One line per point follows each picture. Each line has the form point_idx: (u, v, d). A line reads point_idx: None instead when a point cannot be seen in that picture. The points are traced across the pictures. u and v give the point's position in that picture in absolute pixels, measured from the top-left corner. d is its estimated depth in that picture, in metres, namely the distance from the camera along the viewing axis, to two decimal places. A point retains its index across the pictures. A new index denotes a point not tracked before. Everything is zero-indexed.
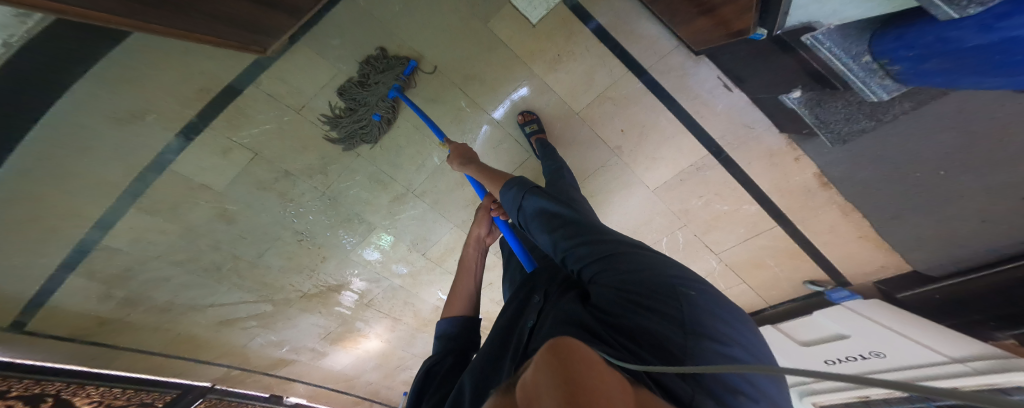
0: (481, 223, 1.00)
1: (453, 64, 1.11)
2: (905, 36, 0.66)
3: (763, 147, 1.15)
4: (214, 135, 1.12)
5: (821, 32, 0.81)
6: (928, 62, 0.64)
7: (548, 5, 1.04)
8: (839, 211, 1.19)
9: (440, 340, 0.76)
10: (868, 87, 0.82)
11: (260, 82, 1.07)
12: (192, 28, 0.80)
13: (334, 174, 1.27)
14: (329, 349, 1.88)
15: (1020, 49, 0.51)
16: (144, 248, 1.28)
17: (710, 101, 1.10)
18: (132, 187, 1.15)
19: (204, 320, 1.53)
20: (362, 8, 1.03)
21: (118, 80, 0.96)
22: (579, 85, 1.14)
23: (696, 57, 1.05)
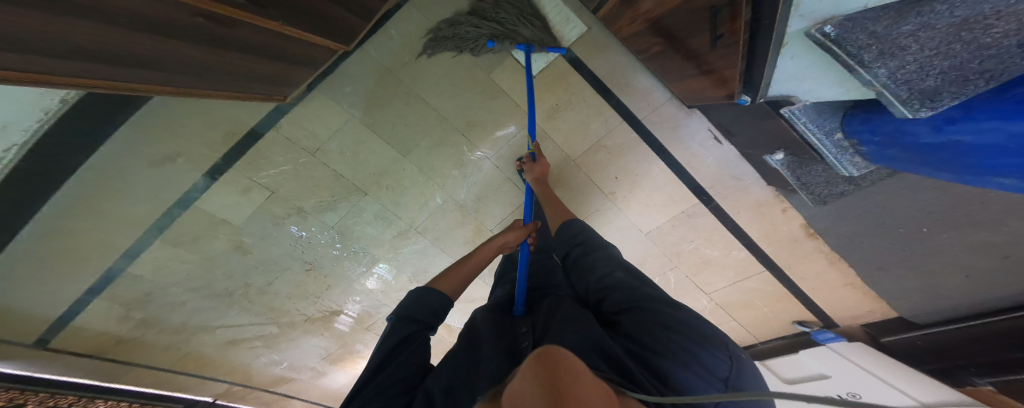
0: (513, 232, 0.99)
1: (456, 111, 1.17)
2: (871, 120, 0.67)
3: (751, 198, 1.17)
4: (236, 175, 1.19)
5: (797, 107, 0.80)
6: (890, 149, 0.66)
7: (548, 58, 1.11)
8: (826, 261, 1.20)
9: (410, 301, 0.77)
10: (840, 162, 0.84)
11: (280, 126, 1.13)
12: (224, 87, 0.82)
13: (343, 211, 1.32)
14: (330, 368, 1.93)
15: (968, 153, 0.51)
16: (165, 276, 1.34)
17: (700, 153, 1.14)
18: (159, 221, 1.22)
19: (213, 340, 1.58)
20: (375, 61, 1.09)
21: (155, 126, 1.03)
22: (576, 132, 1.18)
23: (688, 109, 1.10)
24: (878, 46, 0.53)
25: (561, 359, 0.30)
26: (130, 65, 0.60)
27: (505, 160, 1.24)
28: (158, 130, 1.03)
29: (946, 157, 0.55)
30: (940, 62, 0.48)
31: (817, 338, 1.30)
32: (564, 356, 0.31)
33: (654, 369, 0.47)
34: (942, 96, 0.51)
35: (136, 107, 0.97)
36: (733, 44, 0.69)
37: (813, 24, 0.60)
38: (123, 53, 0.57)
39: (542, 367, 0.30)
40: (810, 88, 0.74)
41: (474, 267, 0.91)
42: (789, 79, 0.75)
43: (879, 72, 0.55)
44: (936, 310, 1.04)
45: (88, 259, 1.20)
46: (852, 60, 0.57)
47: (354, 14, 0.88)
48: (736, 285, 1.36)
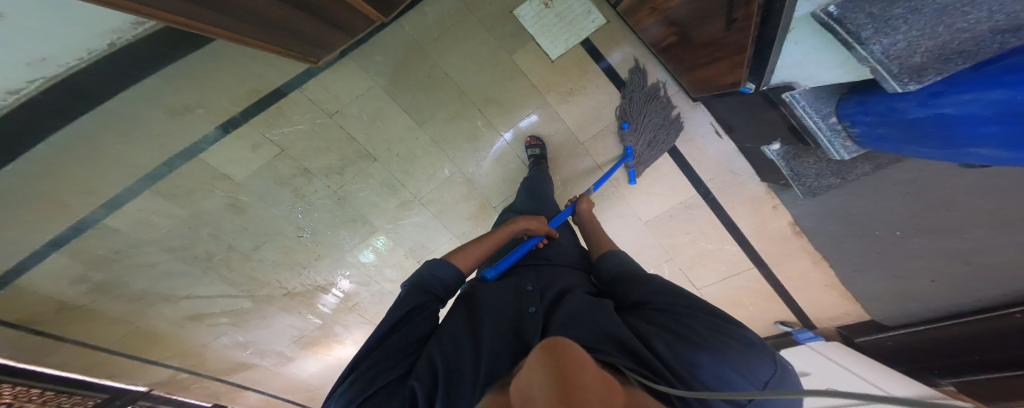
0: (536, 221, 0.97)
1: (477, 87, 1.25)
2: (866, 102, 0.75)
3: (747, 193, 1.33)
4: (251, 130, 1.23)
5: (798, 91, 0.90)
6: (879, 128, 0.74)
7: (567, 45, 1.21)
8: (810, 260, 1.37)
9: (425, 274, 0.74)
10: (833, 146, 0.92)
11: (306, 88, 1.20)
12: (271, 42, 0.85)
13: (348, 175, 1.36)
14: (299, 354, 1.89)
15: (949, 124, 0.59)
16: (143, 232, 1.32)
17: (703, 145, 1.30)
18: (156, 171, 1.22)
19: (171, 313, 1.52)
20: (405, 33, 1.18)
21: (185, 78, 1.10)
22: (588, 117, 1.29)
23: (693, 103, 1.26)
24: (874, 25, 0.58)
25: (570, 352, 0.31)
26: (203, 3, 0.65)
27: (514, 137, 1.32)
28: (187, 81, 1.10)
29: (932, 130, 0.63)
30: (925, 42, 0.54)
31: (799, 337, 1.43)
32: (569, 346, 0.33)
33: (679, 357, 0.50)
34: (927, 71, 0.58)
35: (175, 59, 1.06)
36: (745, 27, 0.83)
37: (818, 6, 0.66)
38: None
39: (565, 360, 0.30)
40: (811, 74, 0.83)
41: (490, 245, 0.90)
42: (793, 66, 0.86)
43: (873, 49, 0.61)
44: (900, 311, 1.18)
45: (67, 206, 1.18)
46: (850, 37, 0.63)
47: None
48: (727, 281, 1.49)
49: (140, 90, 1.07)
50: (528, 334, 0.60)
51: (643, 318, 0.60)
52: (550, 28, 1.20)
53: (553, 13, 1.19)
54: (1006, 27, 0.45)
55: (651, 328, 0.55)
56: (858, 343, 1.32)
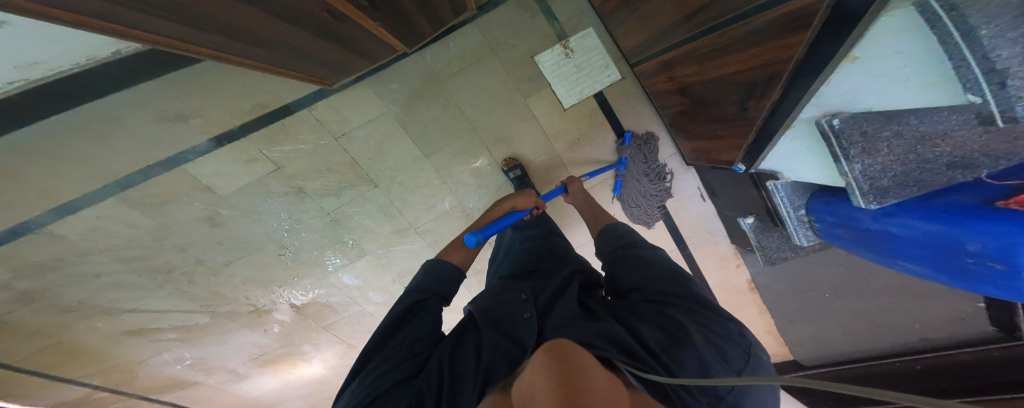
0: (527, 199, 1.02)
1: (489, 126, 1.28)
2: (831, 204, 0.82)
3: (717, 251, 1.52)
4: (247, 145, 1.19)
5: (781, 182, 0.94)
6: (837, 229, 0.83)
7: (581, 95, 1.25)
8: (756, 310, 1.60)
9: (423, 277, 0.77)
10: (798, 234, 0.99)
11: (315, 107, 1.18)
12: (291, 67, 0.86)
13: (345, 198, 1.35)
14: (254, 372, 1.82)
15: (898, 240, 0.68)
16: (96, 240, 1.27)
17: (688, 205, 1.43)
18: (130, 178, 1.18)
19: (106, 327, 1.47)
20: (426, 63, 1.18)
21: (185, 86, 1.07)
22: (589, 164, 1.35)
23: (686, 166, 1.36)
24: (862, 144, 0.61)
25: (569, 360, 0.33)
26: (240, 39, 0.66)
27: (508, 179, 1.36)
28: (186, 88, 1.07)
29: (871, 240, 0.74)
30: (898, 167, 0.59)
31: None
32: (569, 352, 0.34)
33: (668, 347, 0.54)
34: (891, 194, 0.63)
35: (178, 67, 1.03)
36: (754, 118, 0.79)
37: (823, 114, 0.66)
38: (247, 30, 0.63)
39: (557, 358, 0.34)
40: (795, 169, 0.86)
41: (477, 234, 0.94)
42: (780, 158, 0.88)
43: (854, 166, 0.64)
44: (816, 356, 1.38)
45: (26, 199, 1.13)
46: (840, 151, 0.65)
47: (431, 24, 0.97)
48: None
49: (137, 94, 1.04)
50: (526, 341, 0.61)
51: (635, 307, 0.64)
52: (568, 77, 1.22)
53: (573, 63, 1.21)
54: (961, 164, 0.50)
55: (644, 320, 0.59)
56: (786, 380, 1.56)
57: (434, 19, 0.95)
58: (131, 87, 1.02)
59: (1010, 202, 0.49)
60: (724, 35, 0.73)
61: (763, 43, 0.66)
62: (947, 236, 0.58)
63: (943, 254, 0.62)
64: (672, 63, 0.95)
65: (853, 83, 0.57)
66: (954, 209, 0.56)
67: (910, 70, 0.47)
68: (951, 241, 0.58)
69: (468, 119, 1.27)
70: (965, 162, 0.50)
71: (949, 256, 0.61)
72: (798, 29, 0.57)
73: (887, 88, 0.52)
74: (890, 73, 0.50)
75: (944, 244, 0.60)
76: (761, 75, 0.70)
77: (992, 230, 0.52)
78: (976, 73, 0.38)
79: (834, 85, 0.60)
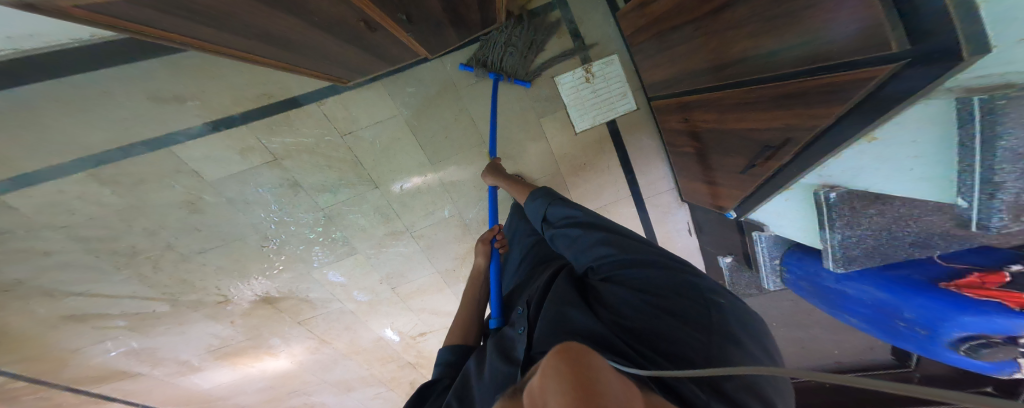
0: (478, 254, 1.04)
1: (498, 140, 1.29)
2: (802, 259, 0.95)
3: None
4: (245, 133, 1.15)
5: (765, 234, 1.03)
6: (801, 281, 0.96)
7: (593, 122, 1.29)
8: None
9: (440, 367, 0.73)
10: (768, 278, 1.11)
11: (325, 103, 1.16)
12: (309, 66, 0.87)
13: (342, 197, 1.32)
14: (209, 364, 1.72)
15: (848, 300, 0.82)
16: (53, 215, 1.17)
17: (676, 238, 1.49)
18: (105, 154, 1.10)
19: (43, 311, 1.37)
20: (445, 70, 1.20)
21: (187, 68, 1.03)
22: (591, 191, 1.39)
23: (680, 201, 1.43)
24: (848, 217, 0.69)
25: (582, 367, 0.31)
26: (266, 38, 0.66)
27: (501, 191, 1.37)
28: (186, 70, 1.03)
29: (827, 296, 0.88)
30: (869, 241, 0.69)
31: None
32: (581, 355, 0.33)
33: (654, 329, 0.50)
34: (858, 260, 0.73)
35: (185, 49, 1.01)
36: (759, 174, 0.82)
37: (823, 184, 0.73)
38: (279, 31, 0.64)
39: (565, 363, 0.32)
40: (779, 225, 0.96)
41: (467, 310, 0.91)
42: (769, 214, 0.97)
43: (834, 236, 0.73)
44: None
45: None
46: (826, 220, 0.74)
47: (458, 37, 1.00)
48: None
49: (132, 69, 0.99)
50: (516, 356, 0.58)
51: (614, 291, 0.60)
52: (583, 101, 1.26)
53: (591, 88, 1.24)
54: (922, 243, 0.61)
55: (627, 301, 0.57)
56: None
57: (461, 32, 0.98)
58: (131, 62, 0.99)
59: (952, 285, 0.62)
60: (751, 91, 0.71)
61: (791, 107, 0.63)
62: (891, 303, 0.72)
63: (882, 316, 0.76)
64: (691, 106, 0.96)
65: (865, 160, 0.61)
66: (906, 282, 0.69)
67: (917, 160, 0.52)
68: (893, 307, 0.72)
69: (479, 133, 1.29)
70: (925, 242, 0.61)
71: (885, 318, 0.75)
72: (830, 105, 0.55)
73: (895, 173, 0.57)
74: (900, 160, 0.55)
75: (884, 310, 0.74)
76: (777, 139, 0.70)
77: (929, 305, 0.65)
78: (975, 180, 0.44)
79: (845, 160, 0.65)
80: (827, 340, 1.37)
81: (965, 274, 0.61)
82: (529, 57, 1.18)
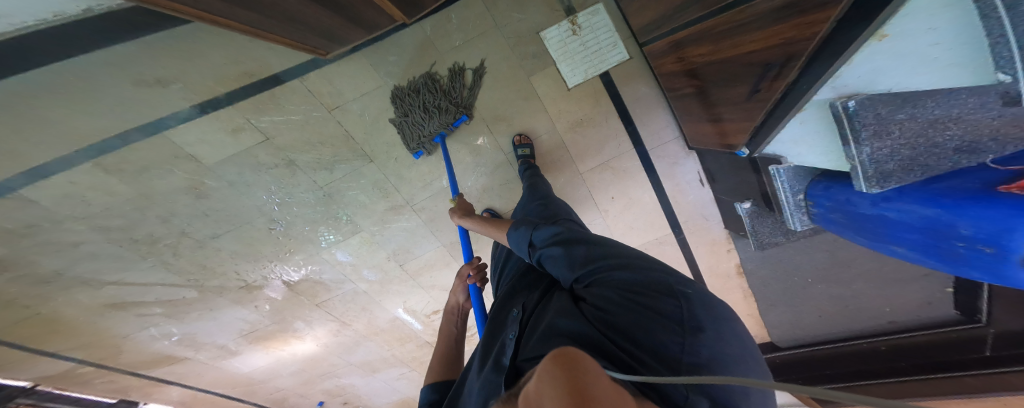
0: (458, 290, 1.03)
1: (490, 104, 1.23)
2: (831, 188, 0.77)
3: (710, 236, 1.50)
4: (232, 113, 1.13)
5: (785, 167, 0.85)
6: (832, 214, 0.79)
7: (586, 75, 1.20)
8: (742, 295, 1.66)
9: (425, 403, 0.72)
10: (795, 219, 0.92)
11: (307, 77, 1.13)
12: (285, 34, 0.83)
13: (339, 173, 1.31)
14: (245, 348, 1.82)
15: (888, 226, 0.65)
16: (72, 207, 1.22)
17: (686, 190, 1.39)
18: (106, 143, 1.12)
19: (88, 299, 1.44)
20: (426, 34, 1.13)
21: (163, 48, 1.00)
22: (591, 150, 1.31)
23: (687, 151, 1.32)
24: (873, 127, 0.54)
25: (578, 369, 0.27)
26: None
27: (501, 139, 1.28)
28: (164, 50, 1.00)
29: (863, 225, 0.72)
30: (904, 152, 0.54)
31: None
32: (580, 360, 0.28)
33: (628, 330, 0.45)
34: (892, 177, 0.58)
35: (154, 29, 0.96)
36: (765, 100, 0.74)
37: (838, 96, 0.59)
38: None
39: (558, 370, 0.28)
40: (799, 154, 0.79)
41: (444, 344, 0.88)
42: (786, 143, 0.80)
43: (862, 150, 0.57)
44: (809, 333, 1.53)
45: None
46: (850, 134, 0.57)
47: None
48: None
49: (110, 56, 0.97)
50: (503, 365, 0.56)
51: (590, 292, 0.55)
52: (573, 55, 1.17)
53: (579, 41, 1.15)
54: (968, 148, 0.49)
55: (603, 302, 0.51)
56: None
57: None
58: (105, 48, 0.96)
59: (1010, 187, 0.45)
60: (744, 12, 0.66)
61: (788, 19, 0.57)
62: (940, 221, 0.55)
63: (934, 238, 0.59)
64: (684, 44, 0.88)
65: (876, 63, 0.50)
66: (956, 194, 0.52)
67: (942, 47, 0.41)
68: (945, 226, 0.55)
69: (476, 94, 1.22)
70: (973, 147, 0.48)
71: (936, 241, 0.59)
72: (824, 8, 0.49)
73: (915, 69, 0.46)
74: (922, 53, 0.44)
75: (935, 231, 0.57)
76: (779, 56, 0.64)
77: (985, 215, 0.49)
78: (1012, 45, 0.33)
79: (857, 65, 0.52)
80: (875, 296, 1.26)
81: None
82: (451, 107, 1.18)
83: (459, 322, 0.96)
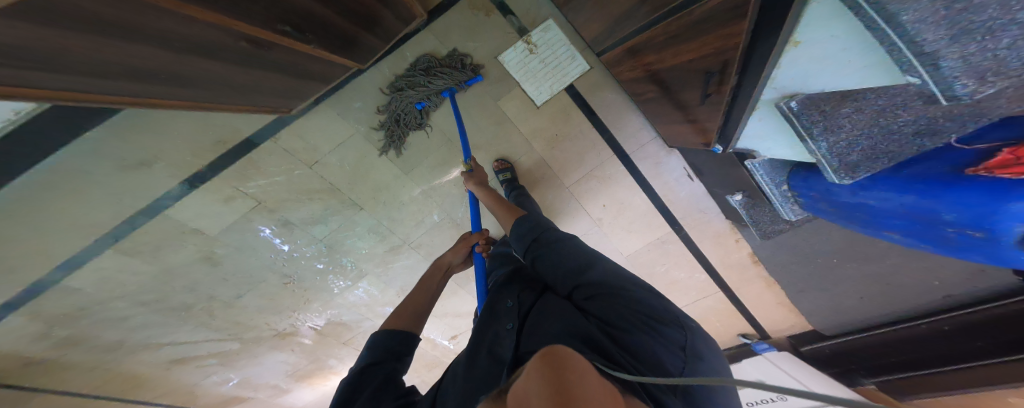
0: (458, 251, 1.00)
1: (463, 135, 1.20)
2: (809, 180, 0.83)
3: (712, 229, 1.38)
4: (221, 184, 1.15)
5: (758, 161, 0.92)
6: (819, 203, 0.86)
7: (552, 91, 1.15)
8: (764, 284, 1.49)
9: (368, 350, 0.68)
10: (786, 209, 1.01)
11: (279, 137, 1.12)
12: (241, 101, 0.83)
13: (334, 224, 1.32)
14: (294, 386, 1.90)
15: (873, 212, 0.73)
16: (110, 289, 1.26)
17: (676, 187, 1.30)
18: (117, 230, 1.15)
19: (153, 358, 1.52)
20: (385, 75, 1.10)
21: (131, 129, 0.98)
22: (573, 162, 1.26)
23: (669, 149, 1.23)
24: (823, 122, 0.62)
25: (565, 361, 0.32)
26: (160, 79, 0.60)
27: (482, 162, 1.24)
28: (138, 131, 0.99)
29: (851, 212, 0.78)
30: (864, 143, 0.59)
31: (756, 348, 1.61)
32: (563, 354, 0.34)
33: (632, 347, 0.51)
34: (861, 168, 0.64)
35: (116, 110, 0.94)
36: (718, 103, 0.78)
37: (781, 96, 0.67)
38: (158, 69, 0.57)
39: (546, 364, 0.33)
40: (768, 148, 0.84)
41: (423, 296, 0.85)
42: (754, 137, 0.85)
43: (819, 145, 0.66)
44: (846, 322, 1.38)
45: (24, 268, 1.11)
46: (804, 131, 0.66)
47: (378, 38, 0.93)
48: (697, 303, 1.59)
49: (86, 148, 0.96)
50: (506, 356, 0.59)
51: (592, 306, 0.58)
52: (535, 73, 1.13)
53: (538, 58, 1.10)
54: (928, 131, 0.49)
55: (607, 318, 0.55)
56: (804, 350, 1.57)
57: (378, 29, 0.89)
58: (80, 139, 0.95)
59: (981, 168, 0.52)
60: (671, 25, 0.70)
61: (710, 31, 0.65)
62: (924, 207, 0.62)
63: (924, 223, 0.65)
64: (637, 50, 0.86)
65: (803, 64, 0.57)
66: (930, 180, 0.59)
67: (849, 53, 0.48)
68: (929, 212, 0.62)
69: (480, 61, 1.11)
70: (932, 129, 0.48)
71: (923, 225, 0.66)
72: (737, 23, 0.58)
73: (836, 70, 0.53)
74: (833, 58, 0.51)
75: (921, 216, 0.64)
76: (715, 64, 0.70)
77: (963, 200, 0.56)
78: (907, 55, 0.39)
79: (787, 68, 0.61)
80: (911, 269, 1.07)
81: (995, 153, 0.49)
82: (456, 66, 1.08)
83: (441, 281, 0.92)
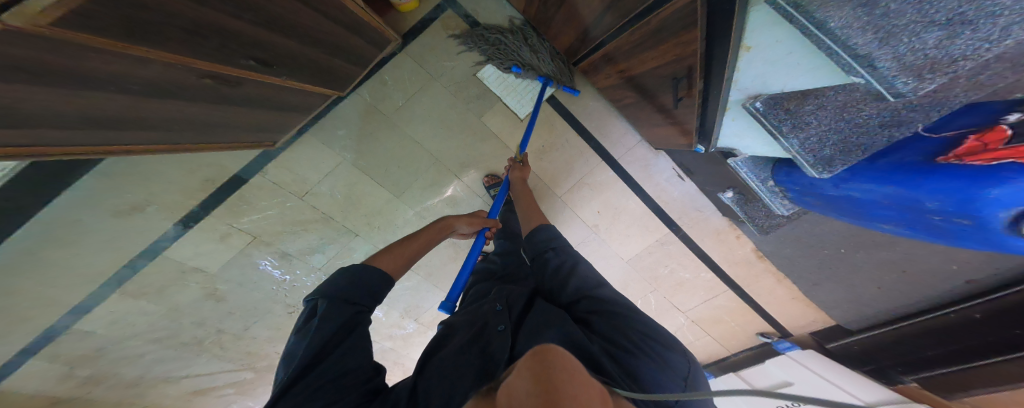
0: (473, 224, 0.93)
1: (453, 154, 1.21)
2: (793, 174, 0.80)
3: (711, 227, 1.32)
4: (215, 222, 1.16)
5: (741, 158, 0.91)
6: (809, 198, 0.80)
7: (534, 103, 1.18)
8: (774, 279, 1.41)
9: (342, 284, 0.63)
10: (775, 203, 0.97)
11: (267, 171, 1.12)
12: (218, 139, 0.83)
13: (331, 252, 1.31)
14: None
15: (858, 204, 0.68)
16: (122, 329, 1.25)
17: (668, 188, 1.27)
18: (119, 275, 1.15)
19: (174, 391, 1.49)
20: (367, 102, 1.12)
21: (121, 175, 0.98)
22: (562, 171, 1.25)
23: (656, 151, 1.22)
24: (791, 120, 0.63)
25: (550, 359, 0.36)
26: (130, 123, 0.59)
27: (472, 175, 1.24)
28: (128, 177, 0.99)
29: (841, 206, 0.73)
30: (833, 136, 0.59)
31: (779, 347, 1.49)
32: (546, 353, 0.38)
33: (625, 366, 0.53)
34: (836, 162, 0.63)
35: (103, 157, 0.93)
36: (689, 106, 0.80)
37: (747, 96, 0.70)
38: (124, 114, 0.56)
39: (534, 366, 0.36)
40: (748, 146, 0.83)
41: (423, 244, 0.81)
42: (732, 137, 0.84)
43: (791, 142, 0.66)
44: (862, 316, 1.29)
45: (33, 319, 1.11)
46: (773, 128, 0.67)
47: (354, 64, 0.93)
48: (708, 302, 1.51)
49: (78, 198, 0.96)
50: (495, 354, 0.58)
51: (588, 325, 0.62)
52: (515, 88, 1.16)
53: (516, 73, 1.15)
54: (891, 122, 0.51)
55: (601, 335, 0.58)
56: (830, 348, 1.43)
57: (354, 59, 0.91)
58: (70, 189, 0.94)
59: (951, 156, 0.51)
60: (635, 34, 0.75)
61: (669, 39, 0.69)
62: (907, 197, 0.58)
63: (908, 213, 0.61)
64: (613, 57, 0.90)
65: (759, 67, 0.62)
66: (905, 170, 0.56)
67: (795, 54, 0.53)
68: (912, 201, 0.57)
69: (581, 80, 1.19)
70: (897, 119, 0.50)
71: (910, 216, 0.61)
72: (690, 30, 0.62)
73: (790, 71, 0.57)
74: (782, 60, 0.56)
75: (905, 207, 0.60)
76: (681, 68, 0.73)
77: (940, 187, 0.52)
78: (845, 59, 0.45)
79: (744, 72, 0.65)
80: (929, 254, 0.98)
81: (964, 140, 0.50)
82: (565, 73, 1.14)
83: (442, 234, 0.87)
